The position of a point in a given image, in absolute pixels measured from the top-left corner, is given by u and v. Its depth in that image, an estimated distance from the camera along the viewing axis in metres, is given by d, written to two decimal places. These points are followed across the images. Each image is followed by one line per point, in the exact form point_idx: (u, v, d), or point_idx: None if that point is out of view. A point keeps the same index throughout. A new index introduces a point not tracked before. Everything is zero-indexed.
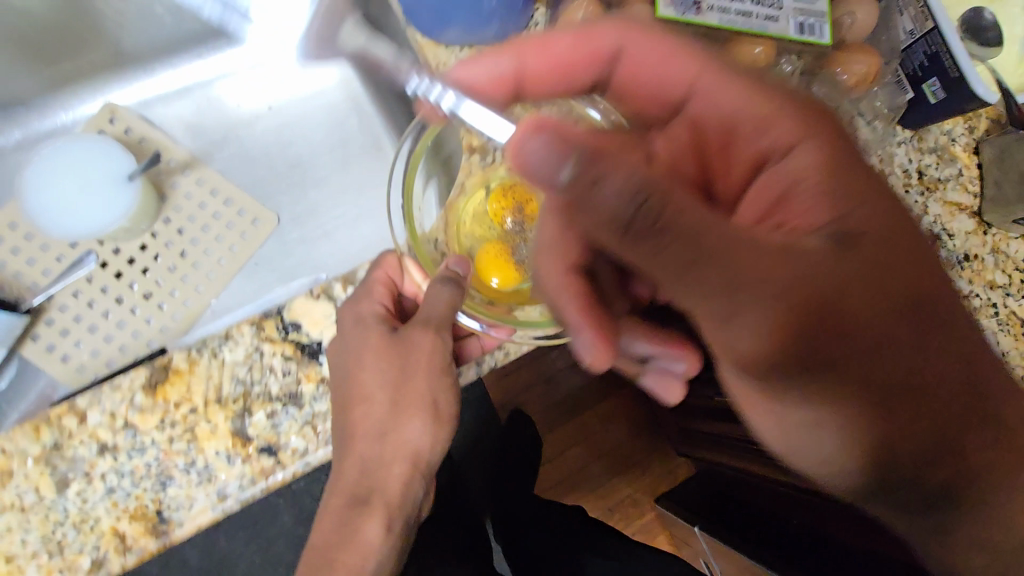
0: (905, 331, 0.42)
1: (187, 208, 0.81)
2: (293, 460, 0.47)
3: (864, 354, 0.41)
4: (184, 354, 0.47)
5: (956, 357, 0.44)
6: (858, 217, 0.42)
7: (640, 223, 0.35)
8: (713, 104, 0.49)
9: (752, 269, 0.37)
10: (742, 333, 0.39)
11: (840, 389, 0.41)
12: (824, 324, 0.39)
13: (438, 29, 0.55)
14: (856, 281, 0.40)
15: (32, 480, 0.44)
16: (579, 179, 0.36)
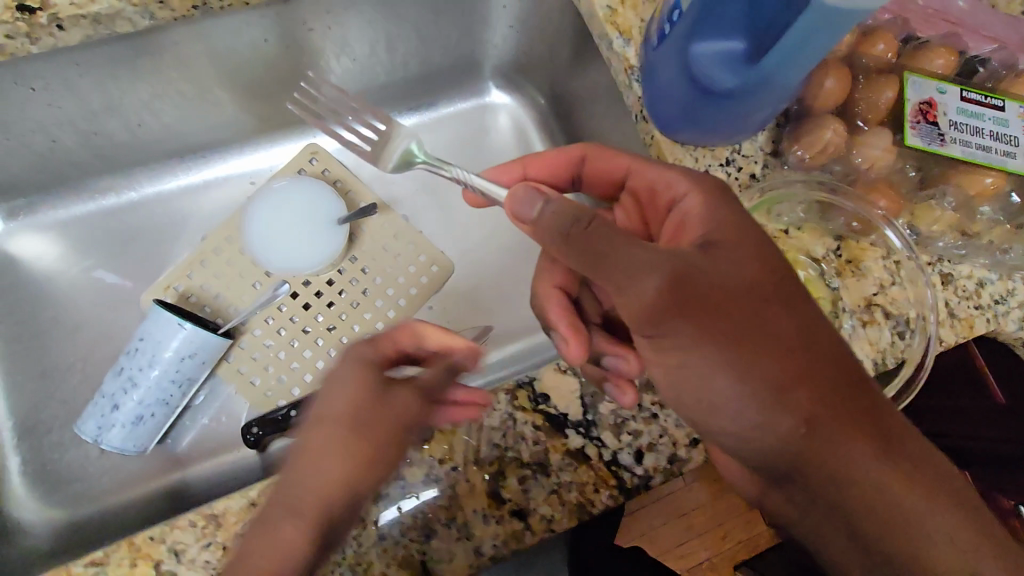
0: (755, 313, 0.45)
1: (371, 248, 0.86)
2: (541, 527, 0.50)
3: (715, 319, 0.44)
4: (447, 414, 0.51)
5: (805, 343, 0.46)
6: (720, 224, 0.48)
7: (575, 226, 0.46)
8: (607, 168, 0.60)
9: (626, 252, 0.44)
10: (631, 297, 0.44)
11: (723, 352, 0.44)
12: (686, 291, 0.44)
13: (673, 126, 0.58)
14: (727, 275, 0.45)
15: (316, 519, 0.47)
16: (553, 212, 0.47)
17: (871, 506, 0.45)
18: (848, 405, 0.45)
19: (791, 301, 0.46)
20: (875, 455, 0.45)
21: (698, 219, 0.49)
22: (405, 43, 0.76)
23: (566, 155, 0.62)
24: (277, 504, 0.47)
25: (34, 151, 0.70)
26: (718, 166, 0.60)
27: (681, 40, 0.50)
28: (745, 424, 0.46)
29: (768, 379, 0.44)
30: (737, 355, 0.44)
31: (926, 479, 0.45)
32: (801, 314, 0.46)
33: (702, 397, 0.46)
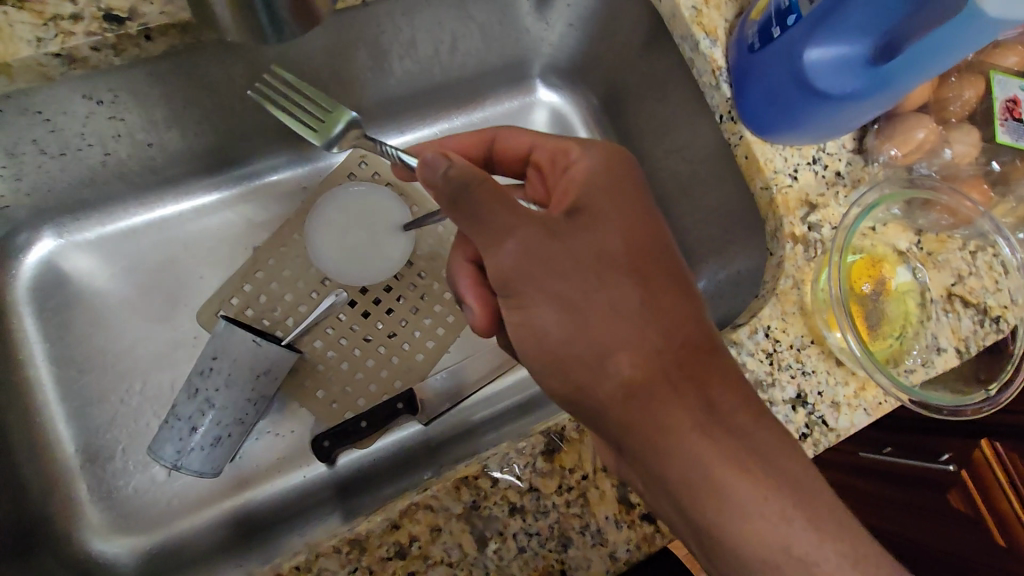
0: (593, 278, 0.44)
1: (429, 250, 0.84)
2: (670, 529, 0.50)
3: (539, 272, 0.43)
4: (573, 423, 0.51)
5: (661, 317, 0.45)
6: (597, 201, 0.48)
7: (450, 177, 0.43)
8: (514, 139, 0.59)
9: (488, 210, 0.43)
10: (505, 259, 0.43)
11: (559, 303, 0.43)
12: (533, 243, 0.43)
13: (771, 128, 0.59)
14: (575, 237, 0.45)
15: (457, 537, 0.47)
16: (455, 172, 0.43)
17: (686, 479, 0.43)
18: (685, 377, 0.44)
19: (660, 281, 0.46)
20: (703, 433, 0.43)
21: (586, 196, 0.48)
22: (470, 44, 0.76)
23: (480, 135, 0.61)
24: (417, 524, 0.46)
25: (86, 165, 0.67)
26: (807, 165, 0.61)
27: (794, 42, 0.52)
28: (595, 368, 0.43)
29: (635, 350, 0.43)
30: (590, 306, 0.44)
31: (724, 439, 0.43)
32: (670, 292, 0.46)
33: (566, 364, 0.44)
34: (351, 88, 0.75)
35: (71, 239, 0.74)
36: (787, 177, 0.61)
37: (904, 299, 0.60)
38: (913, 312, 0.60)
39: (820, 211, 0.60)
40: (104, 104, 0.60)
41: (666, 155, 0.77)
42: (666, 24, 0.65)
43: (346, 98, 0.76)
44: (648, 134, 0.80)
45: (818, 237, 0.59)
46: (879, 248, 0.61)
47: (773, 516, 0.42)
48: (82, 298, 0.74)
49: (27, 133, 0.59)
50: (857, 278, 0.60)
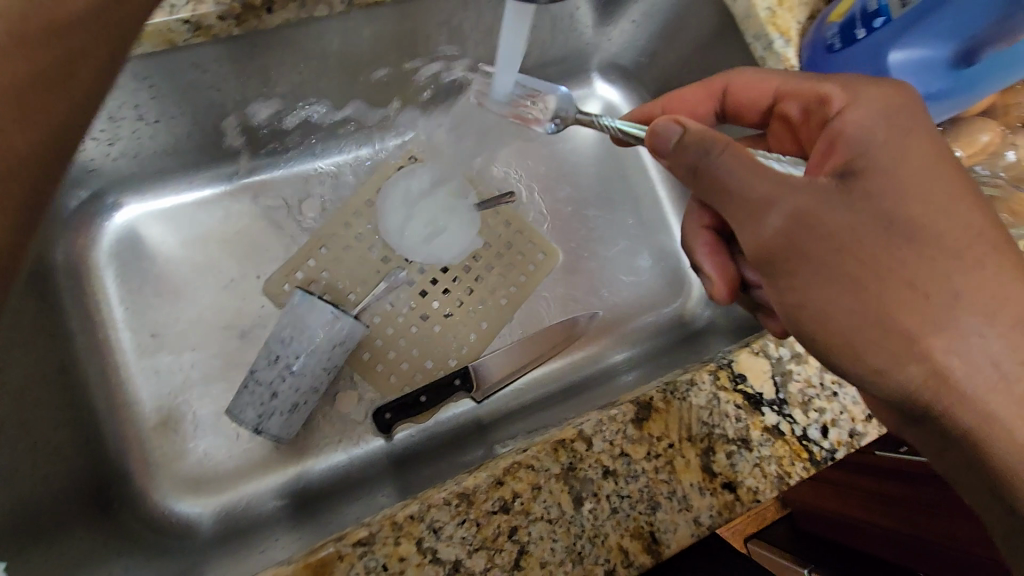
0: (872, 241, 0.44)
1: (486, 234, 0.86)
2: (749, 497, 0.53)
3: (865, 250, 0.44)
4: (661, 395, 0.54)
5: (972, 282, 0.43)
6: (880, 153, 0.47)
7: (693, 152, 0.49)
8: (747, 86, 0.62)
9: (736, 182, 0.47)
10: (771, 235, 0.46)
11: (846, 274, 0.44)
12: (803, 215, 0.45)
13: None
14: (891, 196, 0.45)
15: (556, 495, 0.49)
16: (694, 146, 0.49)
17: (966, 429, 0.42)
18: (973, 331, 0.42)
19: (962, 241, 0.44)
20: (992, 383, 0.42)
21: (861, 152, 0.47)
22: (540, 34, 0.79)
23: (704, 90, 0.65)
24: (520, 482, 0.49)
25: (173, 134, 0.69)
26: None
27: (881, 44, 0.56)
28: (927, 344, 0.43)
29: (974, 324, 0.42)
30: (902, 270, 0.44)
31: (1010, 386, 0.42)
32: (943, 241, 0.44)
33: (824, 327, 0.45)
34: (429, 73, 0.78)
35: (146, 208, 0.76)
36: None
37: None
38: None
39: None
40: (204, 74, 0.62)
41: None
42: (739, 25, 0.69)
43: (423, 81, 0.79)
44: None
45: None
46: None
47: (1020, 442, 0.41)
48: (156, 264, 0.75)
49: (130, 99, 0.60)
50: None
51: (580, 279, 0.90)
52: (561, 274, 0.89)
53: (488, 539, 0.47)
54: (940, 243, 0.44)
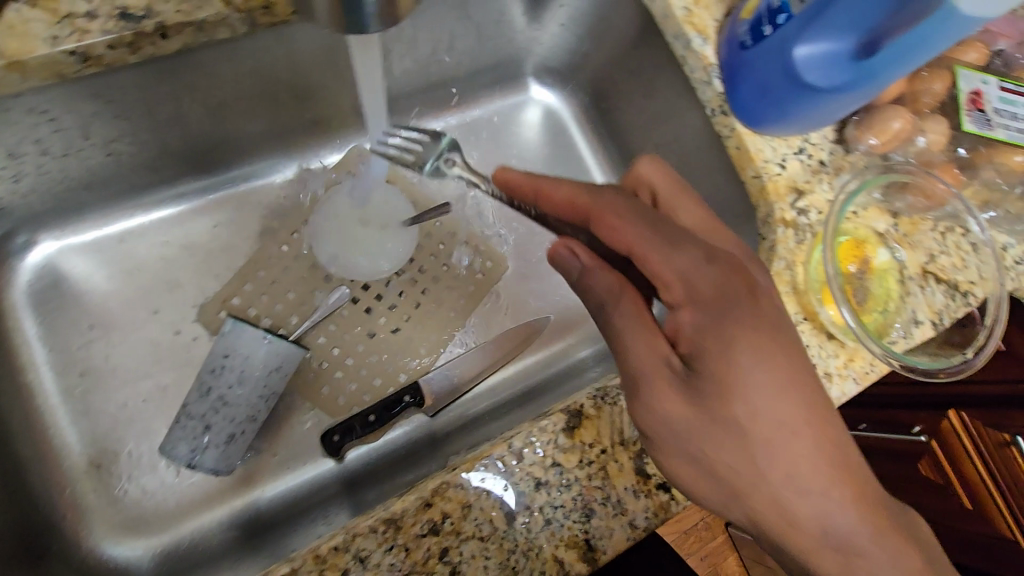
0: (685, 424, 0.48)
1: (429, 247, 0.85)
2: (684, 496, 0.53)
3: (699, 439, 0.48)
4: (591, 401, 0.54)
5: (792, 465, 0.47)
6: (704, 343, 0.47)
7: (577, 281, 0.56)
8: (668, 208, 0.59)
9: (616, 340, 0.52)
10: (639, 409, 0.50)
11: (688, 457, 0.49)
12: (645, 391, 0.49)
13: (765, 123, 0.64)
14: (705, 389, 0.47)
15: (487, 512, 0.49)
16: (575, 275, 0.56)
17: None
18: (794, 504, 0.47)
19: (797, 481, 0.47)
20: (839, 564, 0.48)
21: (696, 344, 0.48)
22: (466, 42, 0.78)
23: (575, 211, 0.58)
24: (449, 501, 0.48)
25: (87, 167, 0.67)
26: (794, 156, 0.66)
27: (787, 39, 0.56)
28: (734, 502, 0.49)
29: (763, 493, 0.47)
30: (733, 460, 0.47)
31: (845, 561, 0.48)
32: (788, 486, 0.47)
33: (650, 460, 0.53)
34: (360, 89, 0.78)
35: (69, 243, 0.74)
36: (777, 167, 0.65)
37: (883, 276, 0.66)
38: (892, 289, 0.65)
39: (808, 198, 0.65)
40: (108, 104, 0.59)
41: (658, 147, 0.81)
42: (660, 24, 0.69)
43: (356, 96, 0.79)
44: (637, 129, 0.84)
45: (807, 223, 0.64)
46: (863, 230, 0.66)
47: None
48: (83, 301, 0.73)
49: (31, 133, 0.58)
50: (843, 256, 0.66)
51: (530, 283, 0.89)
52: (511, 279, 0.88)
53: (418, 563, 0.46)
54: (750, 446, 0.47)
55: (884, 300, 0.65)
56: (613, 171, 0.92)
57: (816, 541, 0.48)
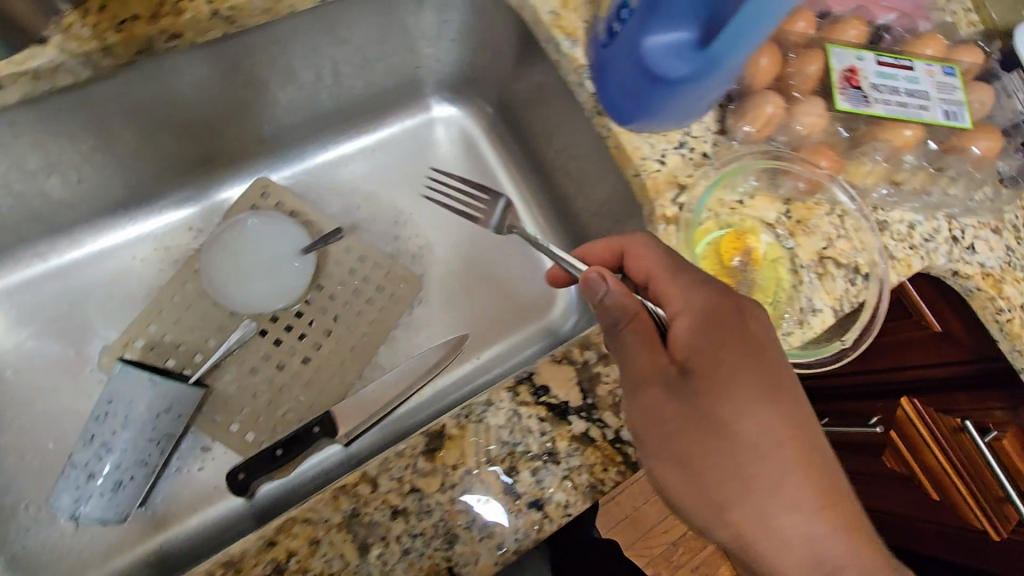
0: (749, 445, 0.48)
1: (338, 274, 0.85)
2: (557, 513, 0.51)
3: (704, 451, 0.48)
4: (454, 420, 0.51)
5: (824, 499, 0.49)
6: (725, 366, 0.49)
7: (611, 320, 0.51)
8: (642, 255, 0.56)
9: (721, 382, 0.48)
10: (645, 412, 0.49)
11: (690, 471, 0.49)
12: (651, 401, 0.49)
13: (638, 120, 0.61)
14: (720, 410, 0.48)
15: (337, 547, 0.46)
16: (608, 313, 0.51)
17: None
18: (784, 525, 0.48)
19: (787, 498, 0.48)
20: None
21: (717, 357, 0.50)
22: (352, 67, 0.79)
23: (606, 247, 0.60)
24: (295, 538, 0.46)
25: None
26: (674, 150, 0.63)
27: (633, 33, 0.54)
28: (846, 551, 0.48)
29: (839, 537, 0.48)
30: (755, 475, 0.48)
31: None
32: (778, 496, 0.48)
33: (734, 504, 0.48)
34: (253, 120, 0.80)
35: None
36: (656, 163, 0.63)
37: (771, 265, 0.63)
38: (782, 277, 0.63)
39: (689, 192, 0.63)
40: None
41: (562, 154, 0.80)
42: (533, 30, 0.69)
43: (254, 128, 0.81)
44: (539, 136, 0.84)
45: (690, 216, 0.62)
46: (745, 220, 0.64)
47: None
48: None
49: None
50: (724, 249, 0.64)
51: (446, 300, 0.88)
52: (425, 301, 0.87)
53: None
54: (795, 464, 0.49)
55: (772, 289, 0.63)
56: (526, 181, 0.91)
57: (803, 548, 0.48)
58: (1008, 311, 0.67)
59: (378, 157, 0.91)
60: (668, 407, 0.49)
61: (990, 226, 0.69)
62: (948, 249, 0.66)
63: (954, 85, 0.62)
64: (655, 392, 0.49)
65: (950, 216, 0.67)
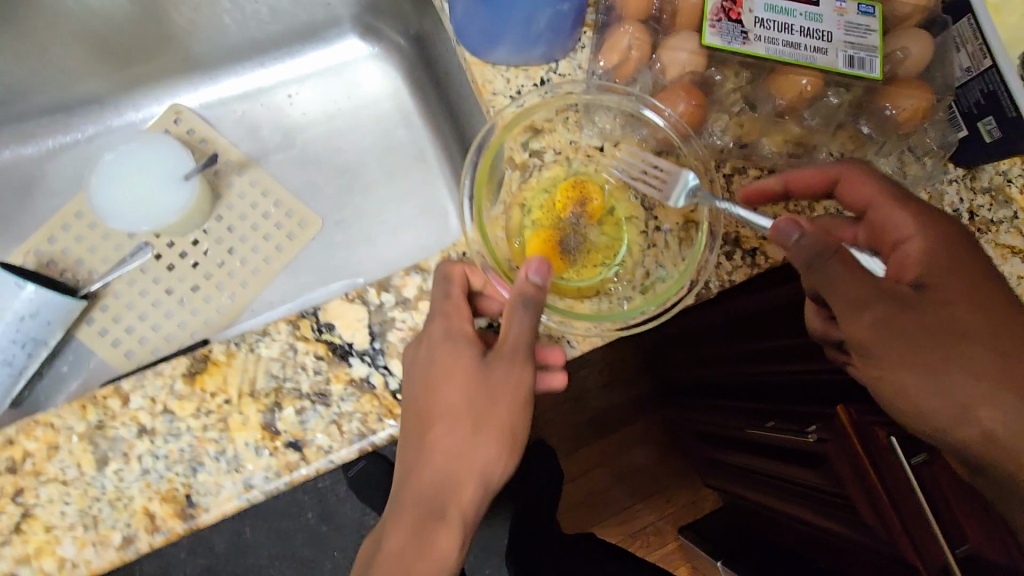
0: (957, 338, 0.49)
1: (240, 207, 0.85)
2: (316, 457, 0.48)
3: (953, 351, 0.49)
4: (223, 347, 0.49)
5: (1006, 381, 0.48)
6: (943, 272, 0.50)
7: (813, 257, 0.47)
8: (853, 190, 0.53)
9: (951, 291, 0.50)
10: (931, 318, 0.49)
11: (981, 369, 0.49)
12: (908, 310, 0.49)
13: (486, 49, 0.56)
14: (964, 310, 0.49)
15: (75, 456, 0.46)
16: (810, 250, 0.47)
17: None
18: (944, 413, 0.48)
19: (977, 390, 0.48)
20: None
21: (929, 265, 0.50)
22: None
23: (814, 180, 0.54)
24: (35, 441, 0.46)
25: None
26: (531, 87, 0.57)
27: None
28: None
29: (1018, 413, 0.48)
30: (974, 366, 0.49)
31: None
32: (1011, 388, 0.48)
33: (984, 403, 0.48)
34: (164, 44, 0.79)
35: None
36: (507, 100, 0.57)
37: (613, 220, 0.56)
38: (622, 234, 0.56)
39: (544, 137, 0.56)
40: None
41: (465, 97, 0.76)
42: None
43: (165, 53, 0.80)
44: (447, 76, 0.78)
45: (538, 163, 0.57)
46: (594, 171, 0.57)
47: None
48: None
49: None
50: (558, 199, 0.55)
51: (343, 245, 0.86)
52: (321, 244, 0.85)
53: None
54: (973, 352, 0.49)
55: (607, 248, 0.55)
56: (441, 127, 0.86)
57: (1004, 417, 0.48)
58: None
59: (294, 97, 0.89)
60: (882, 328, 0.48)
61: None
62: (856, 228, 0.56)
63: (871, 26, 0.52)
64: (913, 306, 0.49)
65: None
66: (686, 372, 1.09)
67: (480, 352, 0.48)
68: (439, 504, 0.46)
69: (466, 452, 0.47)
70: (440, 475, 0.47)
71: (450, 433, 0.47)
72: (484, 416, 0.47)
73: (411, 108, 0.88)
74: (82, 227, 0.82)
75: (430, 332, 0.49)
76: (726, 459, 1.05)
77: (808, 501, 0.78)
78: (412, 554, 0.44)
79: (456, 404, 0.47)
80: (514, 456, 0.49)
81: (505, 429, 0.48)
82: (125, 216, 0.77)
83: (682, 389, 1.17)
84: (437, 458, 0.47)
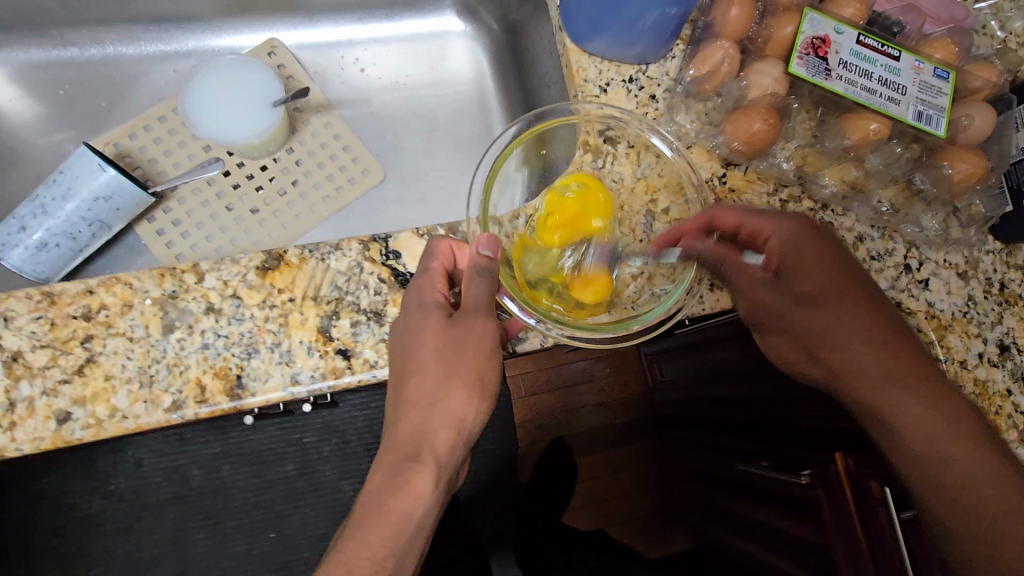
0: (813, 305, 0.55)
1: (311, 144, 0.89)
2: (361, 369, 0.51)
3: (806, 314, 0.55)
4: (298, 251, 0.53)
5: (868, 329, 0.54)
6: (795, 258, 0.55)
7: (699, 257, 0.55)
8: (738, 210, 0.56)
9: (804, 275, 0.55)
10: (797, 281, 0.55)
11: (840, 317, 0.54)
12: (760, 293, 0.56)
13: (586, 36, 0.60)
14: (814, 282, 0.55)
15: (145, 317, 0.49)
16: (695, 257, 0.55)
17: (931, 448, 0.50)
18: (839, 357, 0.54)
19: (842, 340, 0.54)
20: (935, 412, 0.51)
21: (781, 257, 0.55)
22: None
23: (698, 219, 0.56)
24: (112, 295, 0.49)
25: None
26: (620, 82, 0.62)
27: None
28: (876, 376, 0.53)
29: (883, 355, 0.53)
30: (845, 315, 0.54)
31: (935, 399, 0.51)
32: (866, 338, 0.54)
33: (833, 351, 0.54)
34: None
35: None
36: (596, 88, 0.61)
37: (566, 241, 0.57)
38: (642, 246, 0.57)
39: (621, 129, 0.60)
40: None
41: (546, 85, 0.79)
42: None
43: None
44: (530, 64, 0.83)
45: (611, 151, 0.60)
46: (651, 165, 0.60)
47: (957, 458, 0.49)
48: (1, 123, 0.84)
49: None
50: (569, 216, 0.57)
51: (396, 201, 0.90)
52: (378, 196, 0.89)
53: (59, 339, 0.48)
54: (841, 303, 0.54)
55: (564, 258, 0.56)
56: (513, 111, 0.91)
57: (856, 369, 0.53)
58: (944, 361, 0.58)
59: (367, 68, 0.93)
60: (763, 304, 0.56)
61: (955, 268, 0.61)
62: (894, 275, 0.59)
63: (944, 89, 0.57)
64: (778, 304, 0.56)
65: (910, 241, 0.60)
66: (680, 405, 1.08)
67: (447, 313, 0.51)
68: (415, 446, 0.49)
69: (440, 401, 0.50)
70: (417, 425, 0.49)
71: (426, 383, 0.50)
72: (454, 368, 0.50)
73: (487, 91, 0.94)
74: (163, 133, 0.87)
75: (405, 306, 0.52)
76: (708, 495, 1.05)
77: (778, 549, 0.77)
78: (388, 491, 0.47)
79: (426, 358, 0.50)
80: (485, 403, 0.52)
81: (475, 379, 0.50)
82: (221, 126, 0.80)
83: (670, 420, 1.18)
84: (415, 413, 0.50)
